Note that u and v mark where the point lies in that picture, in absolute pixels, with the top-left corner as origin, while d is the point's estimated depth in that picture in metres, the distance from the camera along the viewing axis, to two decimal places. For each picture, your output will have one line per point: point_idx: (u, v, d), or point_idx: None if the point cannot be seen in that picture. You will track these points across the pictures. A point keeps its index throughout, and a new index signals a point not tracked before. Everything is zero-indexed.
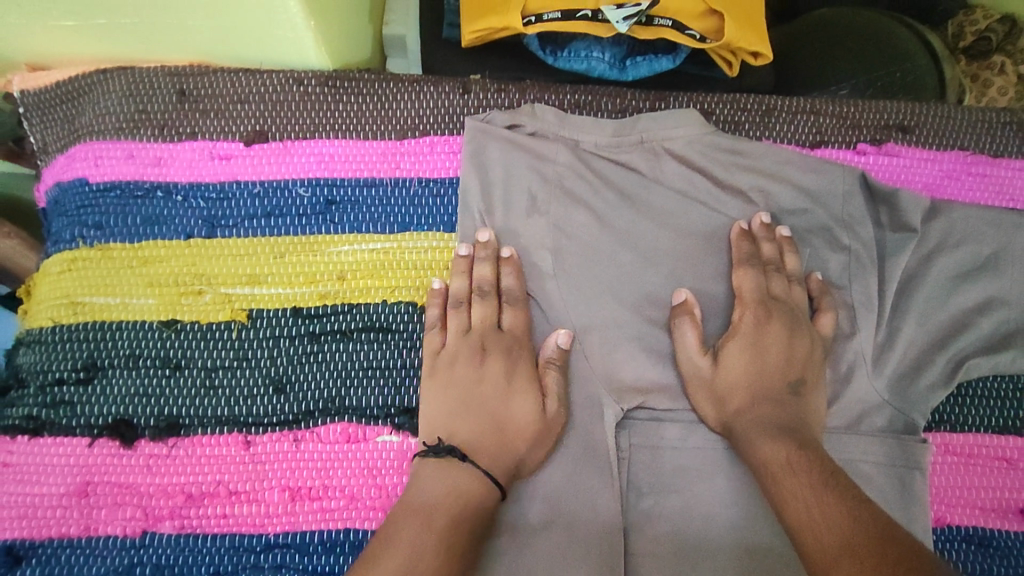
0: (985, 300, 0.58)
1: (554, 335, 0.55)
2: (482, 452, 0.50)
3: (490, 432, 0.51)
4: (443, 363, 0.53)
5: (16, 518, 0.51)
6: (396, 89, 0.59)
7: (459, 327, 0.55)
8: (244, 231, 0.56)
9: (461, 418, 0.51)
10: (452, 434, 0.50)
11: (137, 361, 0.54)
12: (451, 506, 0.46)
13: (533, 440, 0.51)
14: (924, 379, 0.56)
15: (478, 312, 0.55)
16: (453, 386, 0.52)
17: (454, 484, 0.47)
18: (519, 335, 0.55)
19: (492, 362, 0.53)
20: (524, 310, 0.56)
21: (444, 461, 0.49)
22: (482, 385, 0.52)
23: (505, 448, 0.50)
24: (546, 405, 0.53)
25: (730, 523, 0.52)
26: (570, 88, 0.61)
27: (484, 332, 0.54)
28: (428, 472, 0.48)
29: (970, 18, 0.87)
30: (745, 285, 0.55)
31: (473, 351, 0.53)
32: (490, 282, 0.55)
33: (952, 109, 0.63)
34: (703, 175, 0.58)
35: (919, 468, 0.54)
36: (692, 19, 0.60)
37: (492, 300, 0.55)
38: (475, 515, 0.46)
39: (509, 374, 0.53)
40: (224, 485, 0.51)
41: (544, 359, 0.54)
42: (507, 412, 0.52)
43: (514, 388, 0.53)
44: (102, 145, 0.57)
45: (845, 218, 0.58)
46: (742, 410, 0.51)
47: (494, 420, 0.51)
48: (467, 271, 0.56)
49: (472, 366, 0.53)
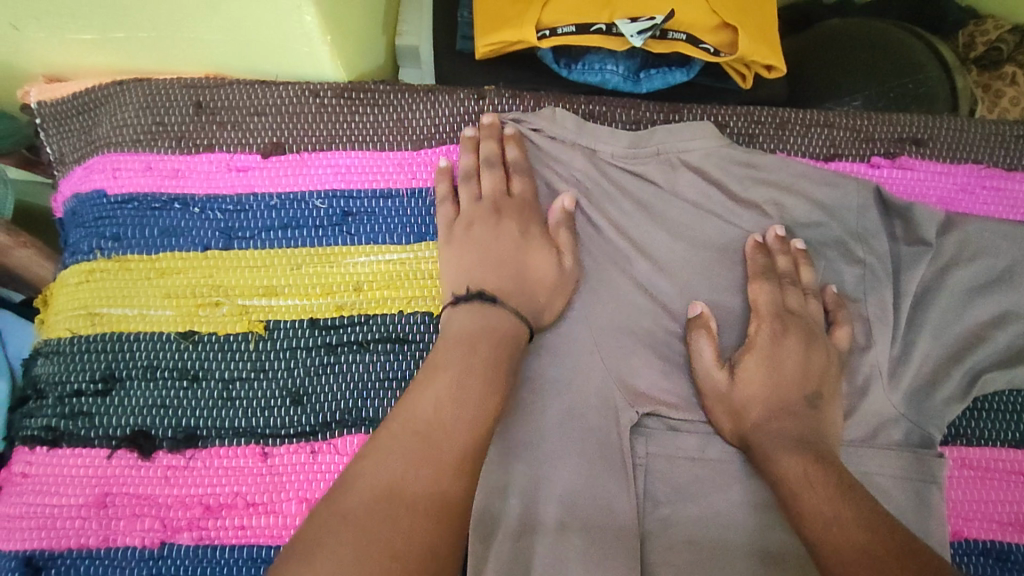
0: (1000, 314, 0.58)
1: (560, 199, 0.56)
2: (508, 295, 0.51)
3: (513, 283, 0.52)
4: (459, 230, 0.54)
5: (36, 528, 0.51)
6: (412, 99, 0.59)
7: (471, 196, 0.56)
8: (262, 242, 0.56)
9: (483, 269, 0.52)
10: (475, 282, 0.52)
11: (155, 371, 0.54)
12: (491, 332, 0.48)
13: (552, 290, 0.53)
14: (940, 394, 0.56)
15: (489, 181, 0.56)
16: (471, 243, 0.54)
17: (482, 321, 0.49)
18: (530, 199, 0.56)
19: (506, 222, 0.55)
20: (530, 178, 0.57)
21: (475, 305, 0.50)
22: (501, 240, 0.54)
23: (528, 293, 0.52)
24: (562, 260, 0.54)
25: (747, 535, 0.52)
26: (585, 99, 0.61)
27: (497, 198, 0.56)
28: (461, 315, 0.50)
29: (981, 28, 0.87)
30: (761, 298, 0.55)
31: (489, 212, 0.55)
32: (498, 156, 0.57)
33: (967, 122, 0.63)
34: (719, 188, 0.59)
35: (936, 482, 0.54)
36: (706, 33, 0.61)
37: (500, 170, 0.56)
38: (515, 342, 0.49)
39: (524, 232, 0.55)
40: (242, 497, 0.51)
41: (555, 222, 0.56)
42: (526, 264, 0.53)
43: (530, 242, 0.54)
44: (120, 157, 0.58)
45: (860, 231, 0.58)
46: (759, 422, 0.52)
47: (513, 271, 0.53)
48: (473, 149, 0.57)
49: (489, 225, 0.54)
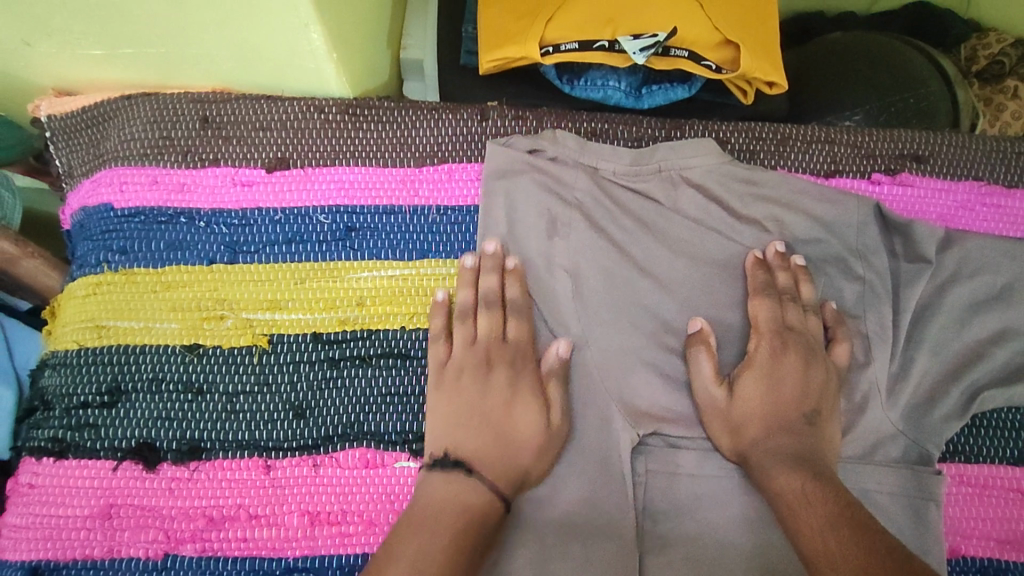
0: (999, 331, 0.58)
1: (554, 345, 0.55)
2: (486, 463, 0.50)
3: (494, 445, 0.50)
4: (448, 376, 0.53)
5: (41, 540, 0.52)
6: (415, 117, 0.60)
7: (465, 340, 0.55)
8: (266, 257, 0.57)
9: (462, 427, 0.51)
10: (455, 446, 0.50)
11: (160, 385, 0.55)
12: (455, 511, 0.46)
13: (536, 451, 0.51)
14: (938, 412, 0.56)
15: (484, 323, 0.55)
16: (457, 397, 0.52)
17: (459, 495, 0.47)
18: (525, 345, 0.55)
19: (496, 374, 0.54)
20: (527, 320, 0.56)
21: (451, 474, 0.49)
22: (486, 398, 0.52)
23: (511, 458, 0.50)
24: (550, 416, 0.53)
25: (745, 552, 0.52)
26: (587, 117, 0.62)
27: (490, 345, 0.54)
28: (436, 482, 0.49)
29: (984, 42, 0.87)
30: (761, 315, 0.56)
31: (479, 363, 0.54)
32: (496, 293, 0.56)
33: (966, 138, 0.63)
34: (719, 205, 0.59)
35: (934, 500, 0.54)
36: (708, 50, 0.61)
37: (498, 312, 0.55)
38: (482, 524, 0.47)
39: (513, 385, 0.53)
40: (244, 509, 0.52)
41: (546, 369, 0.54)
42: (511, 423, 0.51)
43: (518, 399, 0.53)
44: (127, 171, 0.59)
45: (860, 249, 0.59)
46: (757, 440, 0.52)
47: (497, 432, 0.51)
48: (472, 283, 0.56)
49: (477, 377, 0.53)
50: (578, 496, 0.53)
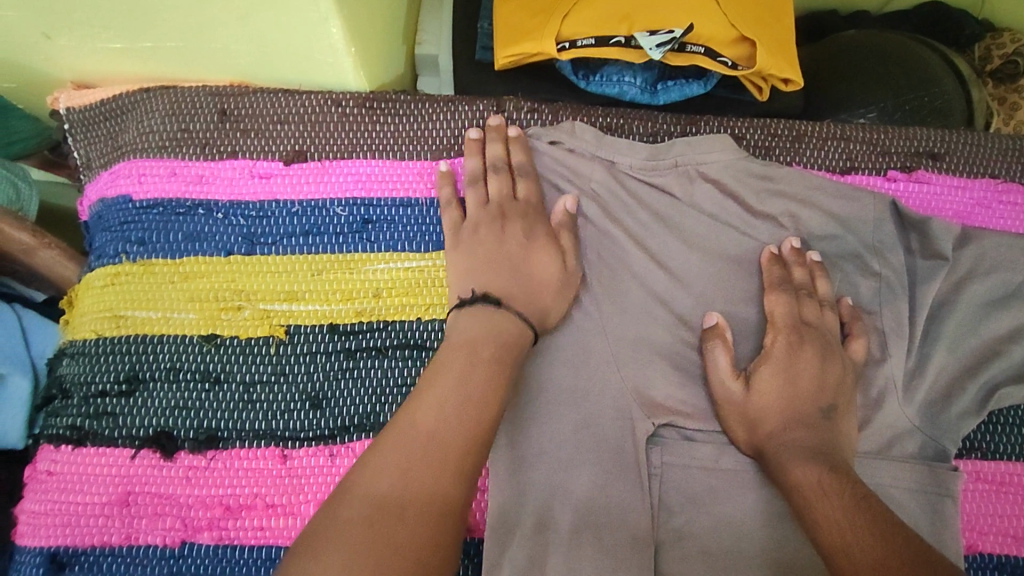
0: (1017, 328, 0.58)
1: (562, 200, 0.58)
2: (514, 300, 0.52)
3: (516, 283, 0.53)
4: (465, 233, 0.56)
5: (60, 525, 0.52)
6: (433, 108, 0.60)
7: (477, 201, 0.57)
8: (284, 248, 0.57)
9: (488, 269, 0.53)
10: (480, 285, 0.53)
11: (177, 373, 0.55)
12: (493, 337, 0.49)
13: (557, 291, 0.54)
14: (955, 408, 0.56)
15: (495, 186, 0.57)
16: (475, 248, 0.55)
17: (488, 324, 0.49)
18: (534, 201, 0.58)
19: (511, 226, 0.56)
20: (535, 180, 0.58)
21: (477, 308, 0.50)
22: (504, 244, 0.55)
23: (534, 296, 0.53)
24: (565, 260, 0.56)
25: (760, 545, 0.52)
26: (602, 111, 0.62)
27: (502, 202, 0.57)
28: (466, 318, 0.50)
29: (997, 41, 0.87)
30: (778, 310, 0.56)
31: (493, 217, 0.56)
32: (502, 159, 0.58)
33: (982, 137, 0.63)
34: (735, 201, 0.59)
35: (951, 496, 0.54)
36: (724, 47, 0.62)
37: (507, 175, 0.58)
38: (516, 351, 0.49)
39: (530, 235, 0.56)
40: (261, 498, 0.52)
41: (557, 224, 0.57)
42: (529, 266, 0.54)
43: (534, 245, 0.55)
44: (145, 163, 0.59)
45: (876, 244, 0.59)
46: (774, 433, 0.52)
47: (518, 273, 0.54)
48: (478, 152, 0.59)
49: (494, 231, 0.55)
50: (594, 484, 0.53)
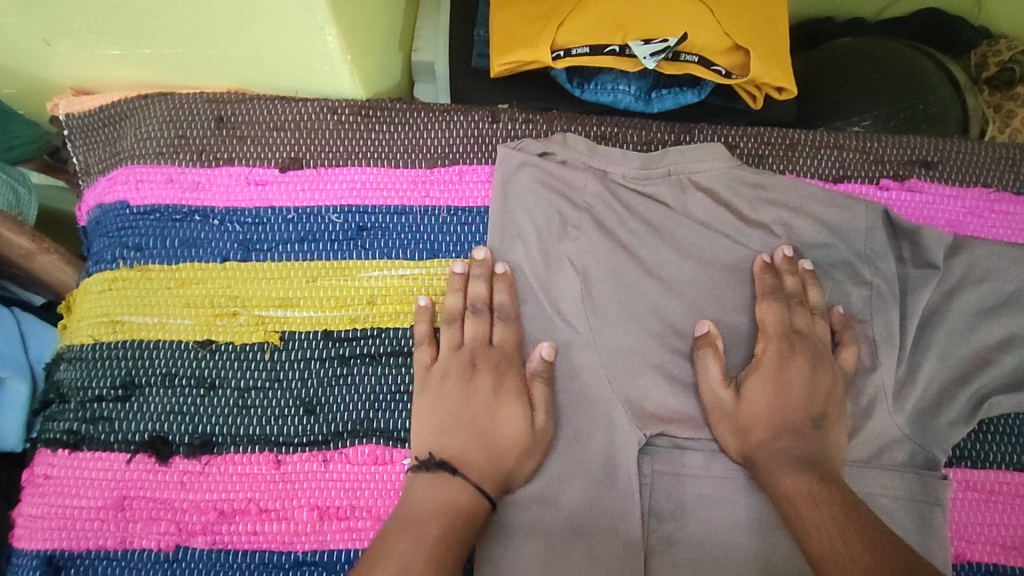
0: (1008, 337, 0.58)
1: (538, 347, 0.55)
2: (471, 466, 0.50)
3: (477, 450, 0.51)
4: (434, 380, 0.54)
5: (56, 530, 0.53)
6: (427, 119, 0.61)
7: (451, 343, 0.55)
8: (279, 255, 0.58)
9: (448, 431, 0.52)
10: (440, 450, 0.51)
11: (173, 379, 0.55)
12: (447, 514, 0.47)
13: (522, 453, 0.52)
14: (945, 417, 0.56)
15: (471, 329, 0.56)
16: (441, 400, 0.53)
17: (443, 497, 0.48)
18: (509, 348, 0.56)
19: (480, 378, 0.54)
20: (514, 325, 0.56)
21: (436, 476, 0.49)
22: (471, 402, 0.53)
23: (494, 461, 0.51)
24: (535, 418, 0.53)
25: (749, 552, 0.52)
26: (597, 120, 0.63)
27: (475, 348, 0.55)
28: (423, 484, 0.49)
29: (993, 49, 0.88)
30: (769, 319, 0.56)
31: (463, 367, 0.54)
32: (482, 299, 0.56)
33: (975, 145, 0.64)
34: (728, 209, 0.59)
35: (939, 505, 0.54)
36: (718, 56, 0.62)
37: (485, 316, 0.56)
38: (468, 522, 0.48)
39: (497, 388, 0.54)
40: (255, 503, 0.53)
41: (531, 372, 0.55)
42: (495, 428, 0.52)
43: (501, 400, 0.53)
44: (143, 169, 0.60)
45: (867, 253, 0.59)
46: (764, 442, 0.52)
47: (483, 436, 0.52)
48: (460, 289, 0.56)
49: (461, 384, 0.54)
50: (584, 494, 0.53)
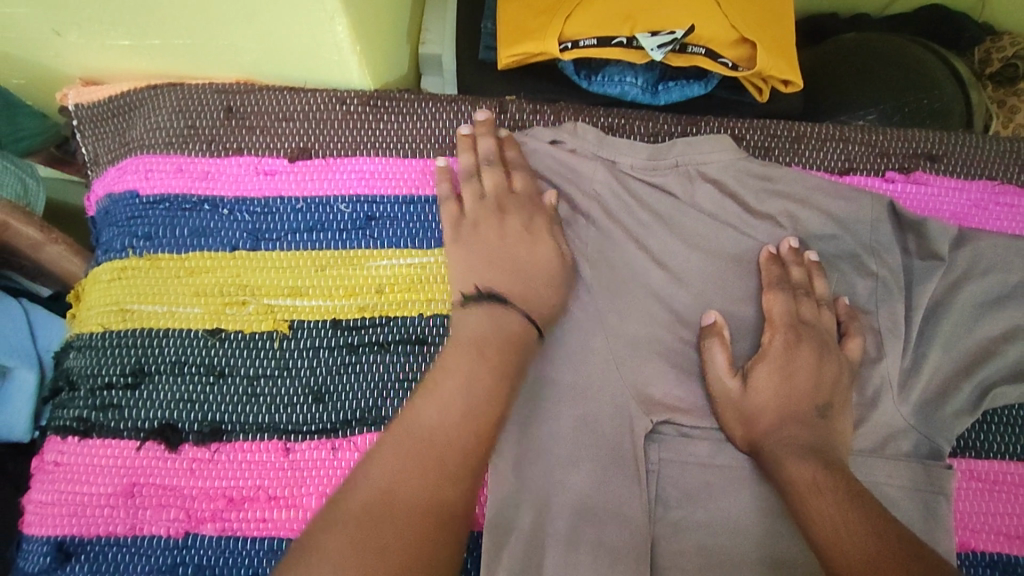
0: (1012, 328, 0.58)
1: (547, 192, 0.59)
2: (516, 295, 0.54)
3: (518, 278, 0.55)
4: (466, 228, 0.57)
5: (66, 515, 0.53)
6: (436, 107, 0.61)
7: (473, 195, 0.58)
8: (288, 245, 0.58)
9: (491, 267, 0.55)
10: (485, 283, 0.54)
11: (183, 366, 0.56)
12: (500, 336, 0.51)
13: (551, 278, 0.55)
14: (950, 406, 0.56)
15: (490, 179, 0.58)
16: (476, 243, 0.56)
17: (498, 323, 0.52)
18: (530, 194, 0.58)
19: (509, 219, 0.57)
20: (530, 173, 0.59)
21: (489, 306, 0.53)
22: (505, 239, 0.56)
23: (537, 287, 0.54)
24: (562, 248, 0.57)
25: (755, 541, 0.53)
26: (604, 112, 0.63)
27: (499, 195, 0.58)
28: (474, 317, 0.52)
29: (997, 45, 0.88)
30: (775, 308, 0.56)
31: (494, 211, 0.57)
32: (491, 150, 0.59)
33: (979, 139, 0.64)
34: (734, 201, 0.60)
35: (944, 493, 0.54)
36: (725, 48, 0.62)
37: (499, 166, 0.58)
38: (519, 348, 0.51)
39: (530, 227, 0.57)
40: (264, 490, 0.53)
41: (549, 213, 0.58)
42: (525, 254, 0.56)
43: (537, 236, 0.56)
44: (153, 159, 0.60)
45: (873, 245, 0.59)
46: (770, 430, 0.53)
47: (517, 264, 0.55)
48: (471, 149, 0.59)
49: (495, 224, 0.57)
50: (591, 479, 0.53)
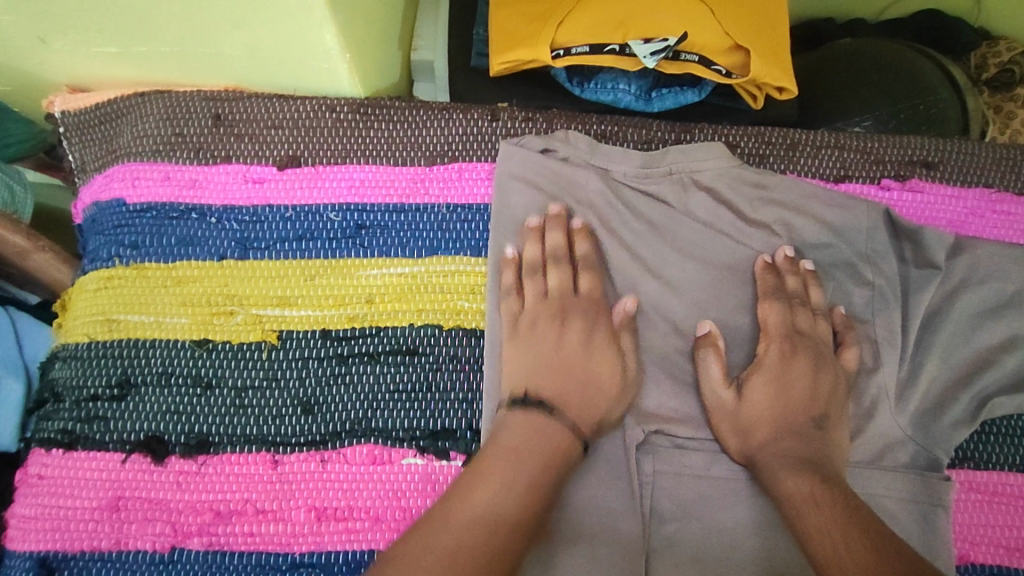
0: (1010, 337, 0.58)
1: (622, 301, 0.56)
2: (569, 405, 0.51)
3: (573, 390, 0.52)
4: (524, 326, 0.54)
5: (50, 530, 0.52)
6: (428, 115, 0.60)
7: (536, 292, 0.56)
8: (277, 253, 0.57)
9: (542, 372, 0.53)
10: (534, 387, 0.52)
11: (169, 378, 0.55)
12: (543, 456, 0.48)
13: (612, 399, 0.53)
14: (948, 417, 0.56)
15: (555, 277, 0.56)
16: (535, 344, 0.54)
17: (541, 437, 0.49)
18: (596, 297, 0.56)
19: (570, 325, 0.55)
20: (600, 276, 0.57)
21: (533, 414, 0.50)
22: (563, 347, 0.54)
23: (590, 401, 0.52)
24: (625, 363, 0.54)
25: (752, 555, 0.52)
26: (597, 118, 0.62)
27: (562, 296, 0.56)
28: (517, 423, 0.49)
29: (993, 50, 0.88)
30: (771, 318, 0.56)
31: (552, 314, 0.55)
32: (561, 247, 0.57)
33: (974, 145, 0.63)
34: (729, 209, 0.59)
35: (942, 506, 0.53)
36: (717, 54, 0.62)
37: (567, 265, 0.57)
38: (561, 464, 0.48)
39: (590, 337, 0.54)
40: (251, 503, 0.52)
41: (618, 325, 0.56)
42: (588, 373, 0.53)
43: (595, 348, 0.54)
44: (139, 167, 0.59)
45: (869, 253, 0.59)
46: (766, 442, 0.52)
47: (580, 378, 0.53)
48: (537, 240, 0.57)
49: (553, 329, 0.54)
50: (585, 492, 0.52)
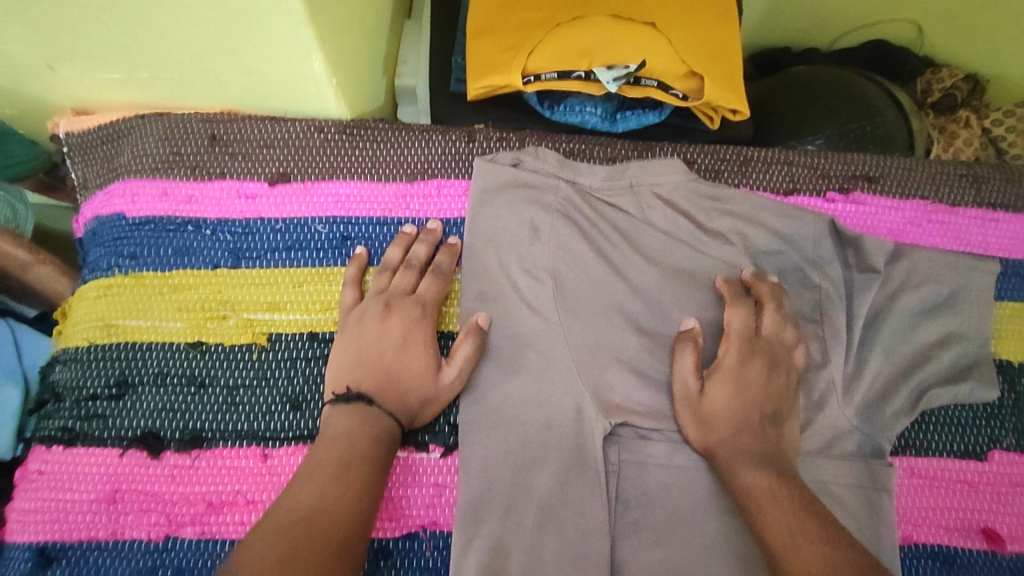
0: (945, 335, 0.63)
1: (476, 314, 0.60)
2: (385, 401, 0.54)
3: (385, 385, 0.55)
4: (353, 321, 0.58)
5: (49, 522, 0.55)
6: (408, 136, 0.65)
7: (377, 288, 0.60)
8: (267, 262, 0.62)
9: (363, 369, 0.56)
10: (355, 385, 0.55)
11: (165, 378, 0.58)
12: (367, 434, 0.52)
13: (425, 397, 0.56)
14: (889, 408, 0.60)
15: (398, 279, 0.60)
16: (358, 339, 0.57)
17: (363, 417, 0.53)
18: (429, 299, 0.60)
19: (392, 321, 0.58)
20: (441, 283, 0.61)
21: (352, 405, 0.54)
22: (381, 343, 0.57)
23: (399, 396, 0.55)
24: (442, 366, 0.57)
25: (712, 536, 0.56)
26: (566, 138, 0.68)
27: (393, 294, 0.59)
28: (338, 416, 0.53)
29: (936, 76, 0.95)
30: (734, 323, 0.60)
31: (380, 307, 0.58)
32: (420, 258, 0.61)
33: (913, 162, 0.69)
34: (687, 219, 0.64)
35: (885, 489, 0.58)
36: (676, 80, 0.68)
37: (414, 272, 0.61)
38: (388, 441, 0.53)
39: (405, 337, 0.57)
40: (242, 494, 0.55)
41: (464, 330, 0.59)
42: (399, 368, 0.56)
43: (408, 346, 0.57)
44: (140, 183, 0.63)
45: (816, 259, 0.64)
46: (723, 432, 0.56)
47: (389, 375, 0.55)
48: (404, 244, 0.62)
49: (376, 322, 0.58)
50: (553, 482, 0.56)
